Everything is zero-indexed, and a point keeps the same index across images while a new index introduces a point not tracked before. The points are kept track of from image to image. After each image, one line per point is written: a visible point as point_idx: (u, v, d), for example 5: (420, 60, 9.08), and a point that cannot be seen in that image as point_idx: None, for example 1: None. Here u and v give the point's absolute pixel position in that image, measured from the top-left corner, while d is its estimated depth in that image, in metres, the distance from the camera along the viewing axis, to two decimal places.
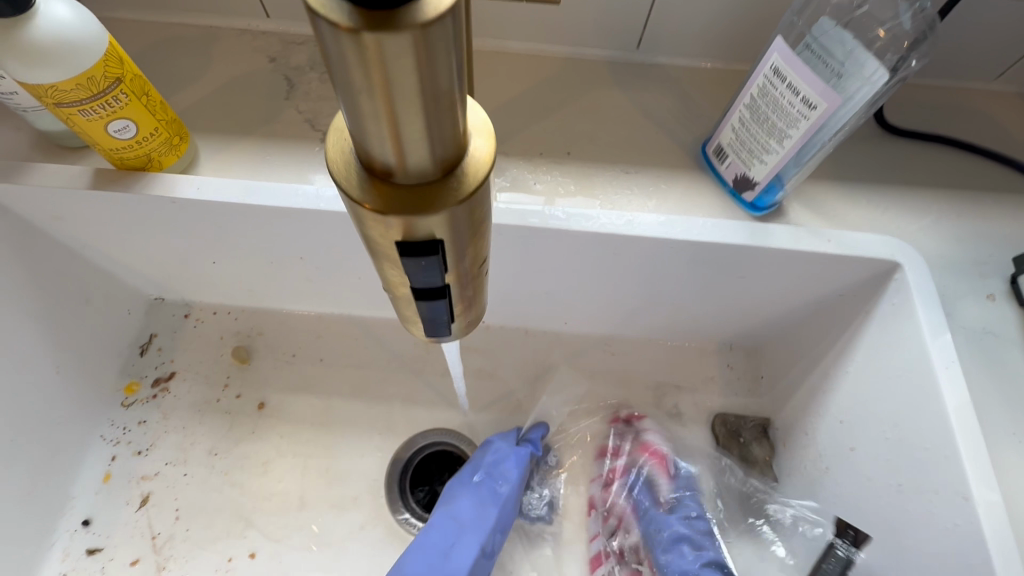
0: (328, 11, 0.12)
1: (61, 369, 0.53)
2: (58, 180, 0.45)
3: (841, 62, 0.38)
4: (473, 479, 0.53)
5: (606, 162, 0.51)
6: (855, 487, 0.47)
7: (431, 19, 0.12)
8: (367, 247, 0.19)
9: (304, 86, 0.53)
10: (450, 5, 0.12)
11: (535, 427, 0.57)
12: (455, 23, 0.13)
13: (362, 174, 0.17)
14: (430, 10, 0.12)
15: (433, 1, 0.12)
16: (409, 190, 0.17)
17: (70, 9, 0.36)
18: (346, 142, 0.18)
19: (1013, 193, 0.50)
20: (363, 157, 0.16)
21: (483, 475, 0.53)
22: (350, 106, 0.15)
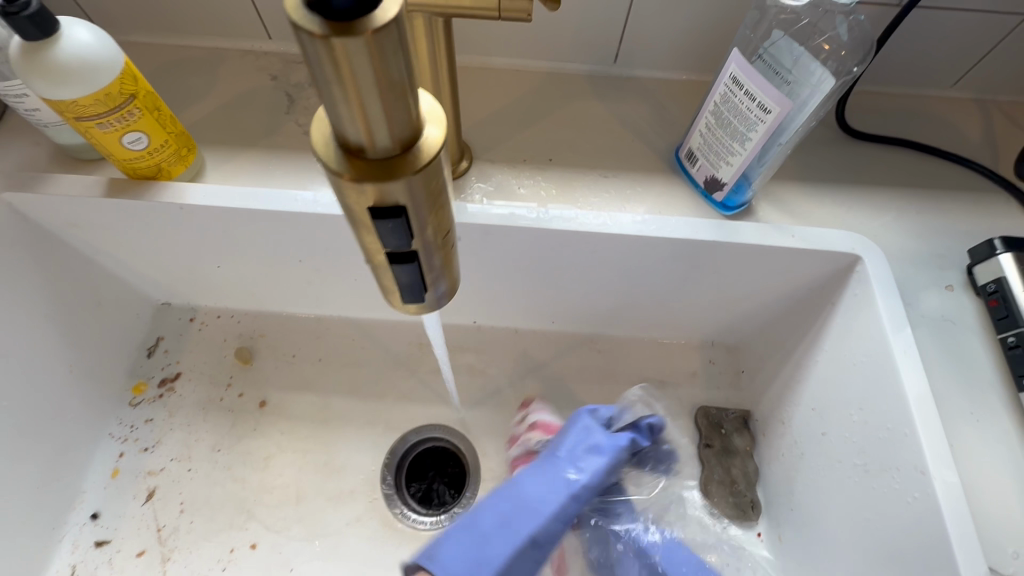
0: (302, 22, 0.15)
1: (74, 369, 0.56)
2: (76, 189, 0.49)
3: (791, 72, 0.42)
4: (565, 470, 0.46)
5: (585, 167, 0.54)
6: (827, 470, 0.49)
7: (380, 26, 0.15)
8: (348, 218, 0.22)
9: (304, 101, 0.57)
10: (395, 15, 0.15)
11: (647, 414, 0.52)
12: (402, 29, 0.16)
13: (339, 152, 0.19)
14: (379, 19, 0.15)
15: (381, 12, 0.15)
16: (376, 163, 0.19)
17: (91, 32, 0.40)
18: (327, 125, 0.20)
19: (969, 192, 0.54)
20: (338, 136, 0.19)
21: (570, 461, 0.47)
22: (324, 96, 0.17)
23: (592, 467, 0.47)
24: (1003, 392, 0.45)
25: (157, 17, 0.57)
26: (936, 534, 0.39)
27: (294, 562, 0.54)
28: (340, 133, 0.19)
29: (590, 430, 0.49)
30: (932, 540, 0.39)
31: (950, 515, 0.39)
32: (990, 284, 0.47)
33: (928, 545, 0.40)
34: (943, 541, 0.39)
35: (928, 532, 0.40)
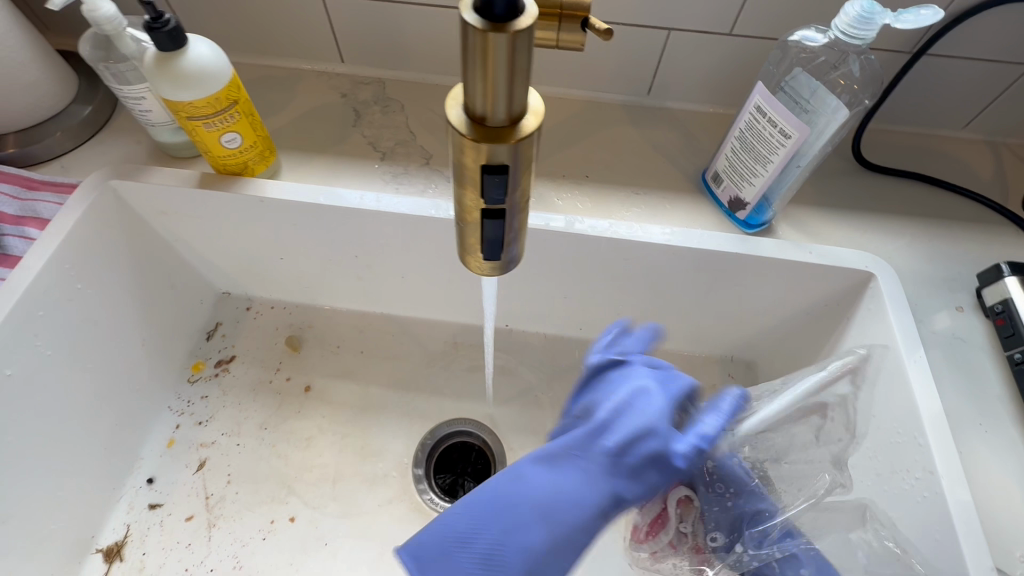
0: (469, 18, 0.17)
1: (147, 343, 0.61)
2: (173, 180, 0.56)
3: (809, 102, 0.47)
4: (629, 445, 0.38)
5: (620, 185, 0.60)
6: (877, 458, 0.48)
7: (525, 28, 0.17)
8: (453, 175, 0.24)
9: (369, 117, 0.64)
10: (535, 19, 0.17)
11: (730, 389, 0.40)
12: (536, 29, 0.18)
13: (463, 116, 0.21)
14: (526, 22, 0.17)
15: (527, 16, 0.17)
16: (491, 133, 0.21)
17: (210, 48, 0.47)
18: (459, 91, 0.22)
19: (979, 223, 0.57)
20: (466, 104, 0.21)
21: (633, 444, 0.38)
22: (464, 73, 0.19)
23: (638, 460, 0.38)
24: (1012, 406, 0.48)
25: (248, 40, 0.66)
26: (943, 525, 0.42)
27: (329, 537, 0.58)
28: (468, 99, 0.20)
29: (647, 404, 0.39)
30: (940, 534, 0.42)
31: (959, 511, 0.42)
32: (997, 305, 0.50)
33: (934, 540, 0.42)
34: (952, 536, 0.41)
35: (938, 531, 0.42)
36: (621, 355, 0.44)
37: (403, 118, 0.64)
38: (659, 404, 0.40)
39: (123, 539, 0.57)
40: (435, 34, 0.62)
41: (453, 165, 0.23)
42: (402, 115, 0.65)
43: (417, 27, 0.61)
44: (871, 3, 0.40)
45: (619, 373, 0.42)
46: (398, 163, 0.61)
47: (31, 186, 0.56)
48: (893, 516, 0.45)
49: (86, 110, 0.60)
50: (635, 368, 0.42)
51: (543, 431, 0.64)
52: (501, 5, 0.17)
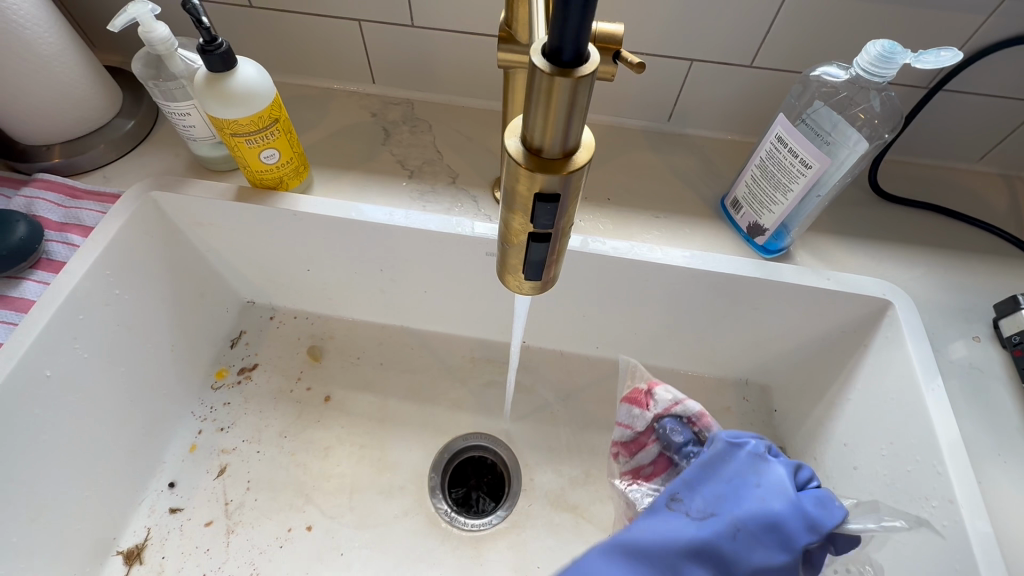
0: (539, 63, 0.19)
1: (175, 348, 0.63)
2: (210, 192, 0.58)
3: (830, 135, 0.48)
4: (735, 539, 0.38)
5: (639, 208, 0.61)
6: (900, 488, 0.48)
7: (588, 74, 0.19)
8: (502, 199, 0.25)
9: (397, 136, 0.66)
10: (598, 66, 0.19)
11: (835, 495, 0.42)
12: (596, 74, 0.20)
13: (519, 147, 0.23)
14: (590, 69, 0.19)
15: (591, 64, 0.19)
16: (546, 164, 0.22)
17: (257, 70, 0.49)
18: (516, 122, 0.23)
19: (995, 255, 0.58)
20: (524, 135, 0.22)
21: (740, 542, 0.38)
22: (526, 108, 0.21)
23: (747, 564, 0.38)
24: None
25: (284, 60, 0.69)
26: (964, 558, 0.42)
27: (345, 548, 0.58)
28: (527, 132, 0.21)
29: (749, 496, 0.40)
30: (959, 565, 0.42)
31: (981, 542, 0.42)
32: (1015, 336, 0.51)
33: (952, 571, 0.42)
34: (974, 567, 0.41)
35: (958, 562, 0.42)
36: (757, 461, 0.43)
37: (430, 138, 0.66)
38: (787, 550, 0.38)
39: (143, 541, 0.58)
40: (465, 59, 0.64)
41: (505, 190, 0.24)
42: (429, 135, 0.67)
43: (448, 52, 0.64)
44: (892, 44, 0.41)
45: (754, 490, 0.41)
46: (425, 182, 0.63)
47: (74, 194, 0.59)
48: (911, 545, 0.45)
49: (129, 123, 0.63)
50: (767, 488, 0.41)
51: (558, 448, 0.64)
52: (569, 53, 0.19)
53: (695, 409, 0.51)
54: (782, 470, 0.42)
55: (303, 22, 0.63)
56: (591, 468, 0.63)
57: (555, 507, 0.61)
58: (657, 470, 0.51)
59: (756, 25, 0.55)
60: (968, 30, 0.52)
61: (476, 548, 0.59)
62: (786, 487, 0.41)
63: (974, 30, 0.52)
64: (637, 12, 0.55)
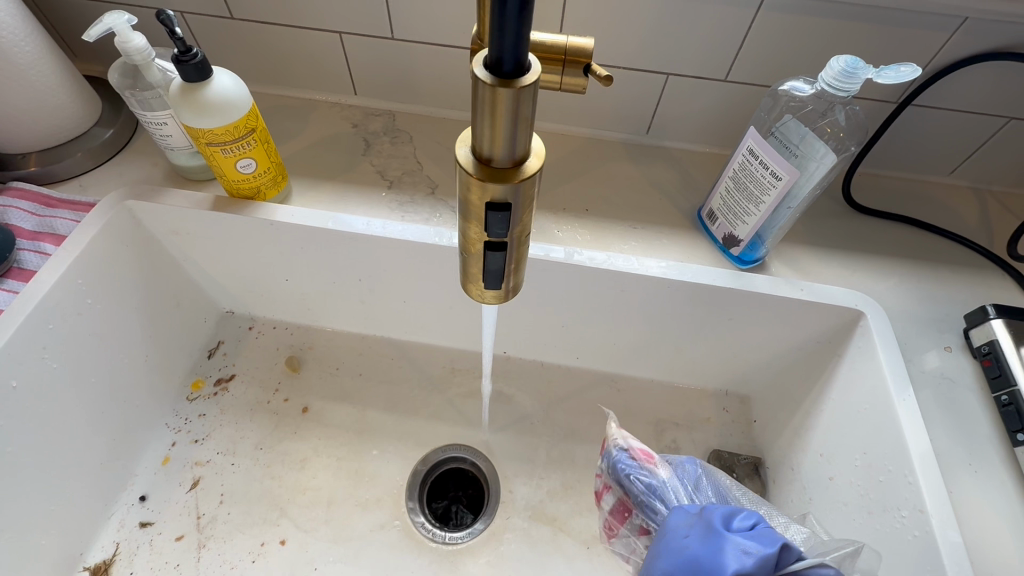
0: (481, 73, 0.19)
1: (150, 358, 0.62)
2: (187, 201, 0.58)
3: (799, 148, 0.49)
4: None
5: (617, 219, 0.62)
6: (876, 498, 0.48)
7: (528, 84, 0.19)
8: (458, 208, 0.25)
9: (378, 147, 0.67)
10: (539, 77, 0.19)
11: (769, 534, 0.36)
12: (539, 84, 0.20)
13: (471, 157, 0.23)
14: (530, 79, 0.19)
15: (532, 74, 0.19)
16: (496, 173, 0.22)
17: (233, 80, 0.50)
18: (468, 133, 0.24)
19: (965, 266, 0.59)
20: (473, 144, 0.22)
21: None
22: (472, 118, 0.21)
23: None
24: (999, 448, 0.48)
25: (266, 71, 0.69)
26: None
27: (319, 562, 0.57)
28: (476, 143, 0.22)
29: (674, 547, 0.37)
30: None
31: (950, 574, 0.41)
32: (984, 346, 0.51)
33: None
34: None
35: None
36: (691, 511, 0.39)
37: (411, 149, 0.67)
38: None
39: (111, 557, 0.56)
40: (445, 72, 0.65)
41: (459, 199, 0.24)
42: (410, 146, 0.67)
43: (428, 65, 0.65)
44: (855, 60, 0.42)
45: (681, 540, 0.37)
46: (404, 192, 0.63)
47: (50, 204, 0.58)
48: (887, 555, 0.45)
49: (108, 133, 0.63)
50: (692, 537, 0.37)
51: (538, 459, 0.64)
52: (509, 63, 0.19)
53: (640, 448, 0.46)
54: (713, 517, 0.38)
55: (284, 34, 0.64)
56: (571, 479, 0.63)
57: (534, 519, 0.60)
58: (620, 520, 0.46)
59: (729, 39, 0.56)
60: (933, 47, 0.53)
61: (453, 561, 0.58)
62: (716, 529, 0.36)
63: (938, 48, 0.53)
64: (612, 27, 0.56)
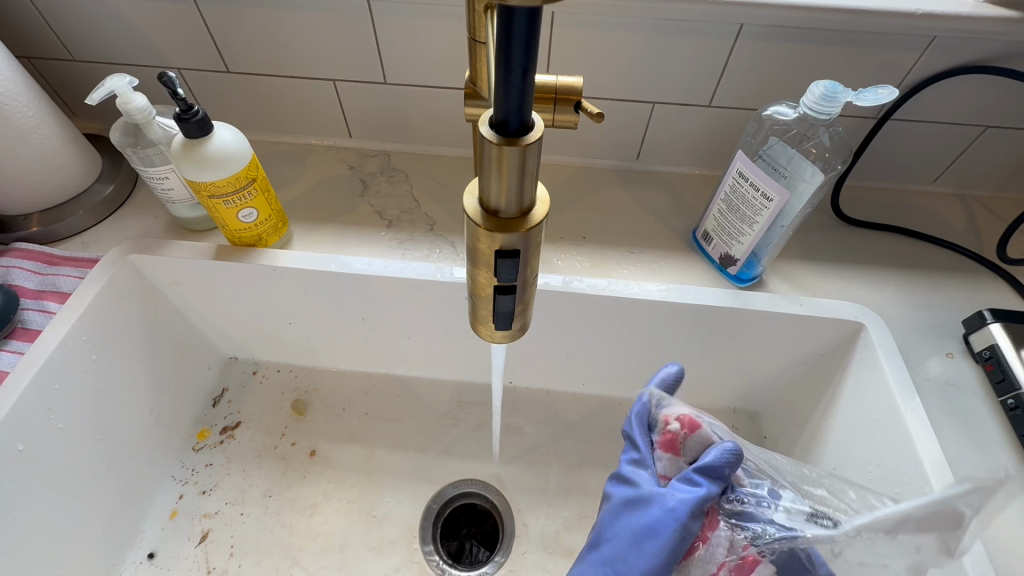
0: (487, 134, 0.20)
1: (155, 410, 0.62)
2: (189, 252, 0.58)
3: (786, 169, 0.50)
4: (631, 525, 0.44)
5: (614, 245, 0.63)
6: None
7: (533, 141, 0.20)
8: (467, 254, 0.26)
9: (375, 187, 0.68)
10: (542, 133, 0.20)
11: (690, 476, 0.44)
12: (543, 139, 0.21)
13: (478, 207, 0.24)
14: (534, 136, 0.20)
15: (535, 131, 0.20)
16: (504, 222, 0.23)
17: (232, 134, 0.51)
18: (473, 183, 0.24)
19: (958, 272, 0.61)
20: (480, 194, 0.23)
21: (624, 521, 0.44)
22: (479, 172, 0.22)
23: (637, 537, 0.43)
24: (1010, 452, 0.48)
25: (263, 120, 0.71)
26: (936, 514, 0.37)
27: None
28: (483, 195, 0.22)
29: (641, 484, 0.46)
30: (938, 557, 0.38)
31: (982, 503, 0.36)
32: (985, 351, 0.52)
33: (937, 561, 0.38)
34: (953, 526, 0.37)
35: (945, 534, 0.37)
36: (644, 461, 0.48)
37: (407, 188, 0.68)
38: (655, 549, 0.42)
39: None
40: (437, 112, 0.67)
41: (467, 246, 0.25)
42: (407, 184, 0.69)
43: (421, 106, 0.67)
44: (834, 84, 0.43)
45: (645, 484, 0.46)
46: (404, 231, 0.64)
47: (52, 262, 0.59)
48: None
49: (108, 188, 0.64)
50: (672, 493, 0.43)
51: (550, 490, 0.63)
52: (514, 123, 0.20)
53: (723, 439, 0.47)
54: (708, 488, 0.43)
55: (280, 84, 0.66)
56: (584, 509, 0.62)
57: (552, 552, 0.59)
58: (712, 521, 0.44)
59: (711, 68, 0.58)
60: (905, 64, 0.55)
61: None
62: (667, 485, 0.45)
63: (911, 65, 0.55)
64: (599, 62, 0.59)
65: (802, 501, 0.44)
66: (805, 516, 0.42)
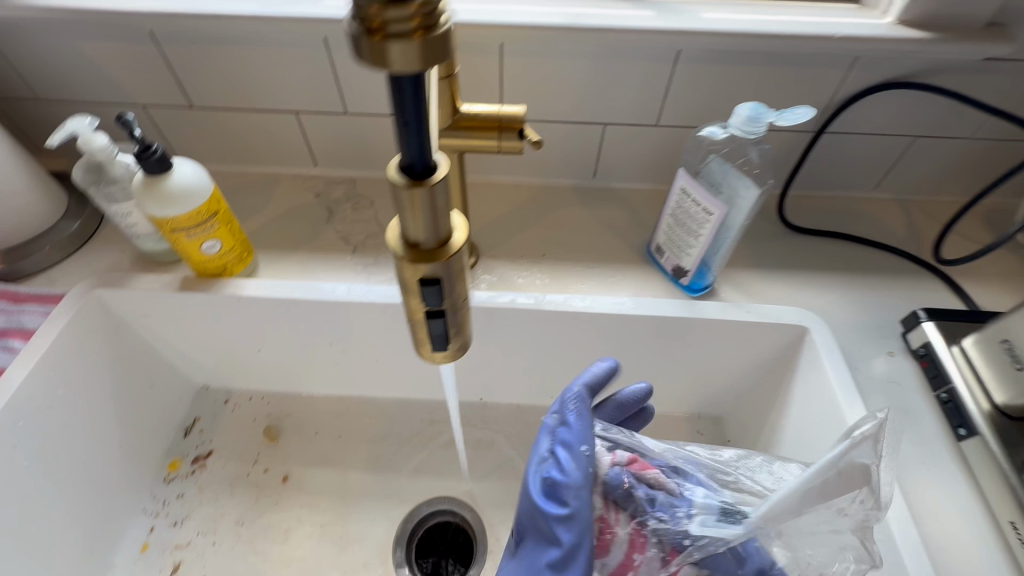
0: (396, 177, 0.22)
1: (124, 444, 0.62)
2: (155, 285, 0.59)
3: (724, 184, 0.53)
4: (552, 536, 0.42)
5: (573, 261, 0.65)
6: None
7: (437, 181, 0.22)
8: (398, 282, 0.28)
9: (341, 213, 0.70)
10: (446, 173, 0.23)
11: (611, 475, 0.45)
12: (449, 177, 0.23)
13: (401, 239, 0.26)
14: (438, 176, 0.22)
15: (439, 171, 0.22)
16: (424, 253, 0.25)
17: (194, 169, 0.52)
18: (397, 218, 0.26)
19: (899, 274, 0.64)
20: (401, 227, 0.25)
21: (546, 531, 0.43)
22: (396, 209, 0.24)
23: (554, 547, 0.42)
24: (947, 443, 0.51)
25: (229, 152, 0.72)
26: (852, 471, 0.39)
27: None
28: (403, 229, 0.24)
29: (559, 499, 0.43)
30: (873, 512, 0.39)
31: (874, 450, 0.39)
32: (920, 349, 0.55)
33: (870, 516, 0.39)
34: (864, 480, 0.39)
35: (860, 492, 0.39)
36: (578, 483, 0.42)
37: (373, 213, 0.70)
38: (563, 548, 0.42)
39: None
40: None
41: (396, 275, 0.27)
42: (372, 210, 0.70)
43: (382, 134, 0.69)
44: (757, 106, 0.46)
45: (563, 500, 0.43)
46: (369, 256, 0.66)
47: (18, 299, 0.59)
48: None
49: (74, 225, 0.65)
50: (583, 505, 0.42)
51: None
52: (419, 165, 0.22)
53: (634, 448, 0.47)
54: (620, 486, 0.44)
55: (243, 118, 0.68)
56: None
57: None
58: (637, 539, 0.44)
59: (654, 91, 0.61)
60: (833, 83, 0.59)
61: None
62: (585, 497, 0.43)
63: (838, 83, 0.59)
64: (548, 88, 0.61)
65: (714, 500, 0.44)
66: (717, 516, 0.42)
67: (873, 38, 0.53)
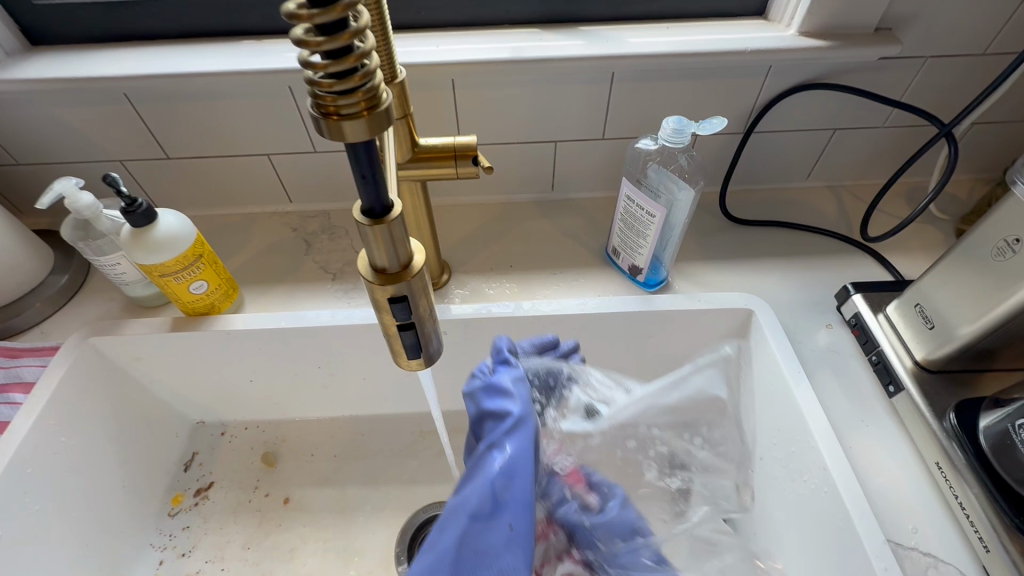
0: (361, 218, 0.27)
1: (126, 482, 0.64)
2: (147, 328, 0.63)
3: (663, 188, 0.59)
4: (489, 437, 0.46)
5: (539, 269, 0.70)
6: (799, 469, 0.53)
7: (394, 217, 0.27)
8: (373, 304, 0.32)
9: (318, 244, 0.74)
10: (401, 210, 0.28)
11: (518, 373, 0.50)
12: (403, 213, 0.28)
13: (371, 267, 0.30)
14: (395, 213, 0.27)
15: (395, 209, 0.28)
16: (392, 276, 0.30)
17: (177, 218, 0.56)
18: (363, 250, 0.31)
19: (833, 254, 0.70)
20: (369, 258, 0.30)
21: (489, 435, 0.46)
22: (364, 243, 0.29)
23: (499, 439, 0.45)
24: (881, 401, 0.57)
25: (206, 197, 0.76)
26: (704, 397, 0.50)
27: None
28: (370, 258, 0.29)
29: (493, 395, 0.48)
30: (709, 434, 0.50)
31: (722, 383, 0.52)
32: (852, 319, 0.62)
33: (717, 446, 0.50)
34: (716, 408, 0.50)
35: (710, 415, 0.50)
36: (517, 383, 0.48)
37: (348, 241, 0.75)
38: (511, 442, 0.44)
39: None
40: None
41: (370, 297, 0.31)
42: (347, 239, 0.75)
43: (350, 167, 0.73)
44: (680, 119, 0.52)
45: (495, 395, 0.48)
46: (348, 282, 0.70)
47: (13, 354, 0.62)
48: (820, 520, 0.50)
49: (63, 278, 0.68)
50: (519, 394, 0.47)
51: None
52: (378, 205, 0.27)
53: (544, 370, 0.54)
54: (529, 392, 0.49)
55: (217, 163, 0.72)
56: None
57: None
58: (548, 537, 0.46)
59: (596, 108, 0.67)
60: (753, 89, 0.66)
61: None
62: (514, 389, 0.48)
63: (758, 88, 0.66)
64: (499, 114, 0.67)
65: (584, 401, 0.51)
66: (583, 415, 0.50)
67: (781, 48, 0.60)
